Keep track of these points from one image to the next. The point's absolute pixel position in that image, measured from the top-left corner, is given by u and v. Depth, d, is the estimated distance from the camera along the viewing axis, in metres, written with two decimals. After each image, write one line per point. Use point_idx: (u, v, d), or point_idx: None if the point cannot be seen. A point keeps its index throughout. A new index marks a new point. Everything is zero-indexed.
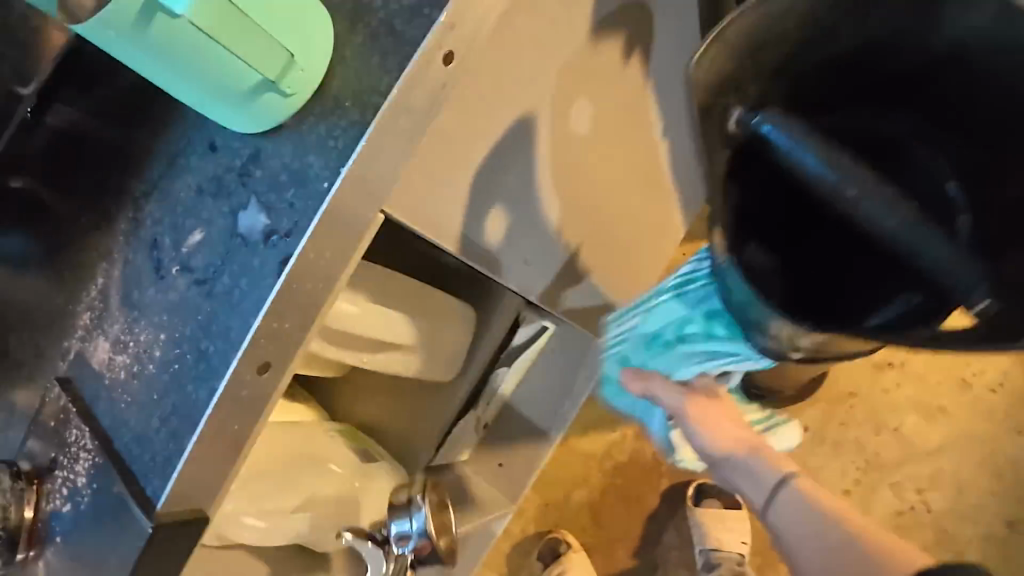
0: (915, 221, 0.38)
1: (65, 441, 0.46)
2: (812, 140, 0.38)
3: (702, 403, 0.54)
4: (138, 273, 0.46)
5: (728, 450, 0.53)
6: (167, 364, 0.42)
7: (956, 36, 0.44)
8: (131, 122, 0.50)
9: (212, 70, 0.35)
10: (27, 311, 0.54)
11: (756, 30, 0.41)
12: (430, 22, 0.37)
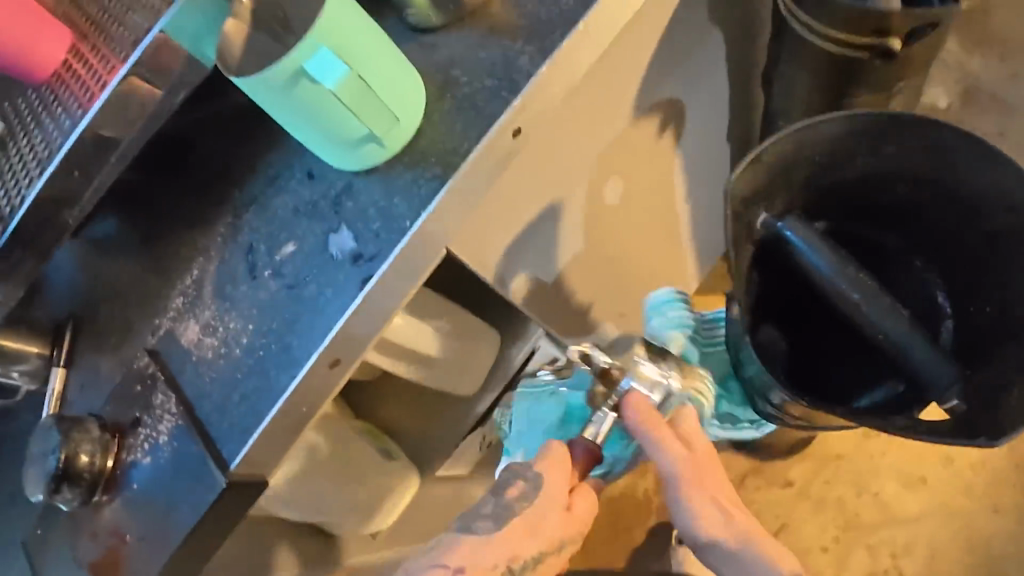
0: (911, 330, 0.56)
1: (150, 404, 0.54)
2: (823, 248, 0.58)
3: (705, 465, 0.57)
4: (232, 271, 0.54)
5: (711, 497, 0.56)
6: (253, 350, 0.50)
7: (927, 175, 0.62)
8: (236, 143, 0.59)
9: (332, 123, 0.44)
10: (119, 287, 0.63)
11: (784, 155, 0.60)
12: (505, 103, 0.48)
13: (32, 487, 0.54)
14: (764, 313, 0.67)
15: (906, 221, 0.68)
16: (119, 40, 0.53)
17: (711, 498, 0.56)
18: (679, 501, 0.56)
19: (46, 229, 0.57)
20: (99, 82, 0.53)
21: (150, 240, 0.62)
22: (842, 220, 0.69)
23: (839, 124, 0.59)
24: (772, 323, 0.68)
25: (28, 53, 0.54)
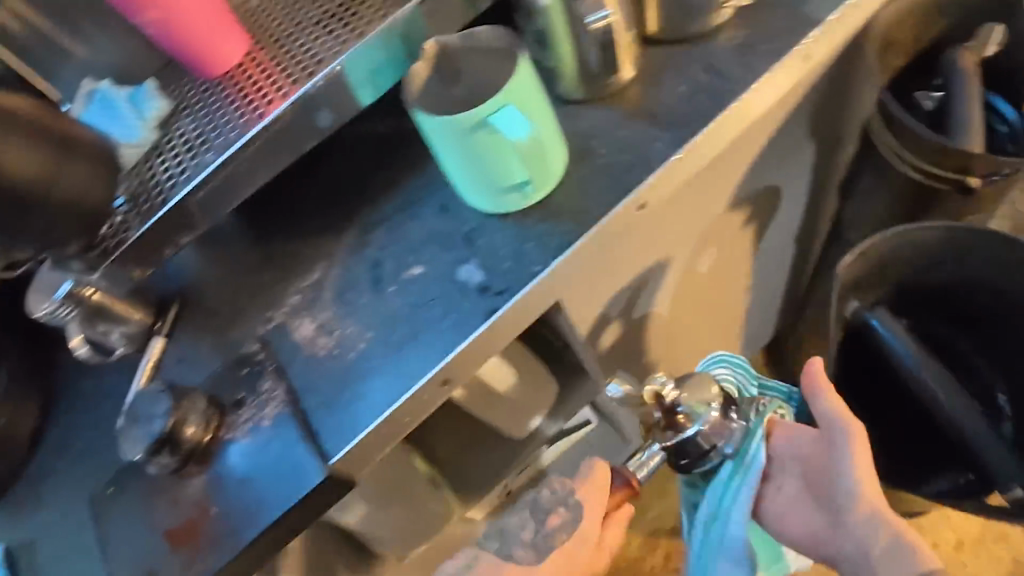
0: (971, 415, 0.71)
1: (257, 387, 0.57)
2: (901, 338, 0.74)
3: (855, 449, 0.56)
4: (356, 280, 0.59)
5: (841, 467, 0.56)
6: (370, 355, 0.55)
7: (998, 284, 0.77)
8: (371, 165, 0.65)
9: (492, 165, 0.50)
10: (228, 273, 0.66)
11: (882, 251, 0.77)
12: (638, 179, 0.55)
13: (128, 448, 0.55)
14: (849, 383, 0.87)
15: (976, 327, 0.84)
16: (300, 52, 0.59)
17: (849, 474, 0.55)
18: (839, 432, 0.57)
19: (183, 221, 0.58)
20: (279, 88, 0.57)
21: (266, 238, 0.65)
22: (927, 315, 0.86)
23: (932, 234, 0.74)
24: (854, 394, 0.87)
25: (207, 53, 0.59)
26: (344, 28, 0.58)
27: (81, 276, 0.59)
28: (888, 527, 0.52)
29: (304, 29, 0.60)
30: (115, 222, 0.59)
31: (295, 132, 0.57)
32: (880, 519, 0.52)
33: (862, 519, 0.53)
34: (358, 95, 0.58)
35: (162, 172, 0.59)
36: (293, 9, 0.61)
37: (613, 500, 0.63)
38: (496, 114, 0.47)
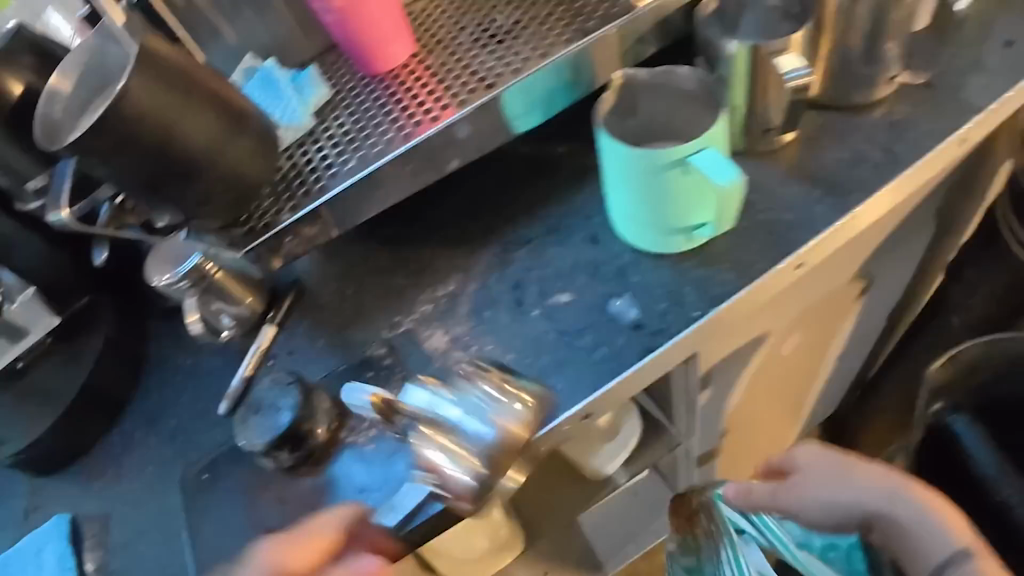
0: None
1: (383, 394, 0.55)
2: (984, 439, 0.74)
3: (869, 465, 0.50)
4: (496, 298, 0.58)
5: (911, 517, 0.45)
6: (511, 378, 0.54)
7: None
8: (513, 185, 0.63)
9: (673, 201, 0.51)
10: (349, 269, 0.64)
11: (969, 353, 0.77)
12: (800, 240, 0.56)
13: (250, 437, 0.52)
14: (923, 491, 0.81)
15: None
16: (473, 65, 0.58)
17: (903, 503, 0.46)
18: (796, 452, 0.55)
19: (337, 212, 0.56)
20: (450, 96, 0.57)
21: (395, 242, 0.64)
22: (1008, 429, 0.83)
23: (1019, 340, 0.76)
24: None
25: (374, 52, 0.59)
26: (520, 48, 0.58)
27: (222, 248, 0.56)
28: (926, 527, 0.45)
29: (477, 43, 0.60)
30: (267, 205, 0.56)
31: (460, 142, 0.57)
32: (902, 526, 0.46)
33: (884, 537, 0.47)
34: (515, 124, 0.58)
35: (321, 162, 0.57)
36: (465, 22, 0.62)
37: (351, 542, 0.48)
38: (694, 155, 0.48)
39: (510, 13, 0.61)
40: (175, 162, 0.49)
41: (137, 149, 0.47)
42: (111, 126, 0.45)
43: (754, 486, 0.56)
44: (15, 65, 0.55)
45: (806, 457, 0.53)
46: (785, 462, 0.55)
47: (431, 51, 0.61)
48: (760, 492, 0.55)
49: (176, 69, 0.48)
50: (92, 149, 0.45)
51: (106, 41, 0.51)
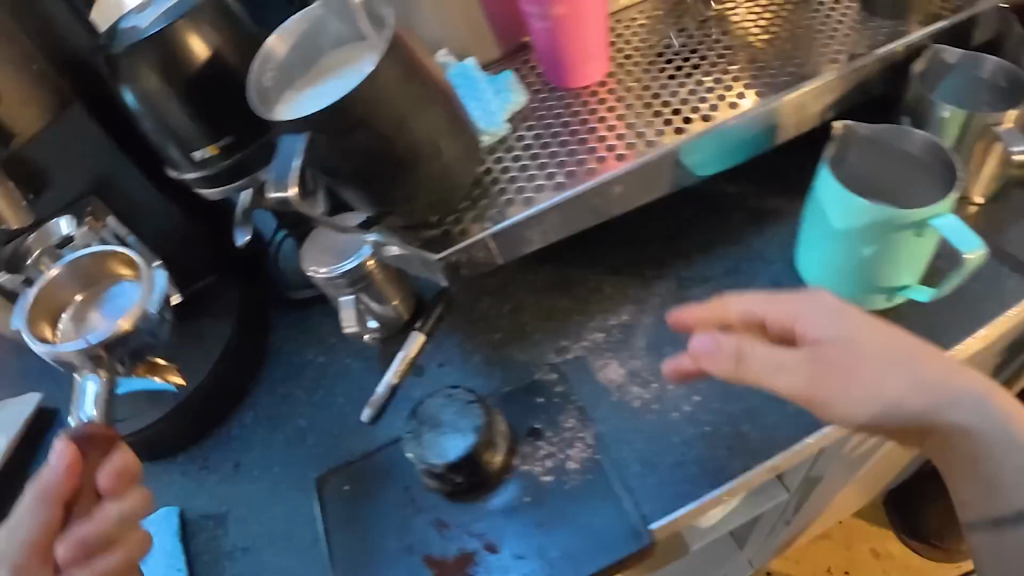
0: None
1: (558, 422, 0.53)
2: None
3: (930, 361, 0.46)
4: (676, 335, 0.56)
5: (986, 436, 0.46)
6: (697, 421, 0.52)
7: None
8: (687, 220, 0.61)
9: (889, 261, 0.50)
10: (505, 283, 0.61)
11: None
12: (995, 314, 0.55)
13: (423, 452, 0.48)
14: None
15: None
16: (676, 98, 0.57)
17: (985, 421, 0.46)
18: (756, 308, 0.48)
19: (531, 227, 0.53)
20: (652, 127, 0.56)
21: (560, 261, 0.61)
22: None
23: None
24: None
25: (577, 65, 0.57)
26: (726, 88, 0.57)
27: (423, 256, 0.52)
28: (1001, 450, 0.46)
29: (677, 76, 0.59)
30: (464, 213, 0.53)
31: (658, 174, 0.55)
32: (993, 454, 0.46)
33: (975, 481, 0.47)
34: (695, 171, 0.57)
35: (520, 175, 0.54)
36: (661, 53, 0.61)
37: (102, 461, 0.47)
38: (936, 221, 0.47)
39: (709, 51, 0.60)
40: (398, 152, 0.45)
41: (367, 132, 0.43)
42: (352, 107, 0.42)
43: (732, 338, 0.46)
44: (205, 31, 0.53)
45: (821, 326, 0.45)
46: (780, 317, 0.47)
47: (627, 76, 0.60)
48: (765, 362, 0.45)
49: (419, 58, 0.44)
50: (325, 124, 0.42)
51: (332, 10, 0.48)
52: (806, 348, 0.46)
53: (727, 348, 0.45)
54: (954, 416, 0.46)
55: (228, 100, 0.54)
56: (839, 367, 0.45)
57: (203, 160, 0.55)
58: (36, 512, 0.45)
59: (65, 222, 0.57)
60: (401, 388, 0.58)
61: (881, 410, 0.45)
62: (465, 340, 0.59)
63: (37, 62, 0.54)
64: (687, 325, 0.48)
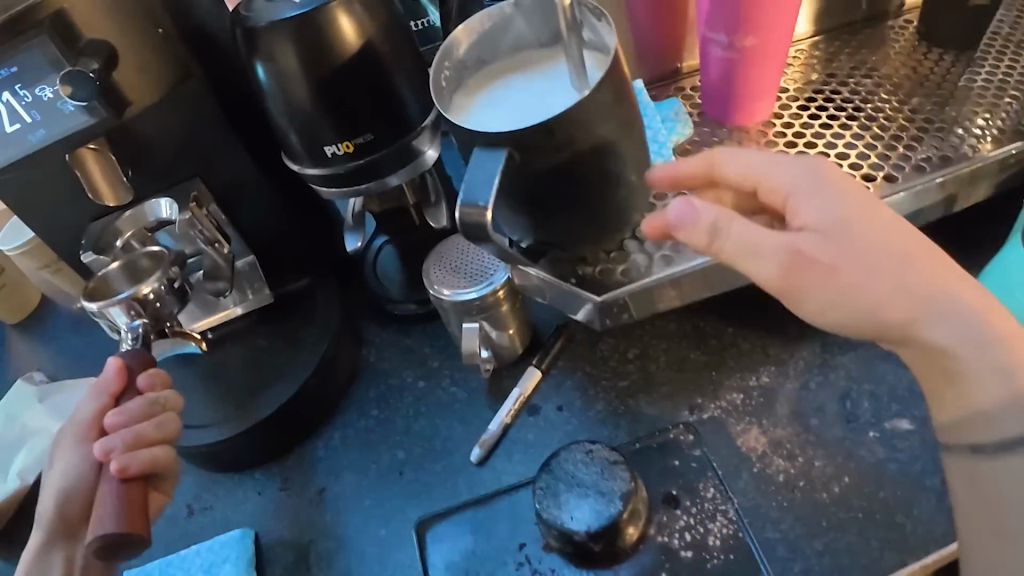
0: None
1: (695, 489, 0.48)
2: None
3: (922, 265, 0.37)
4: (822, 406, 0.51)
5: (974, 358, 0.37)
6: (847, 506, 0.47)
7: None
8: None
9: None
10: (633, 326, 0.57)
11: None
12: None
13: (557, 514, 0.43)
14: None
15: None
16: (851, 153, 0.53)
17: (968, 340, 0.37)
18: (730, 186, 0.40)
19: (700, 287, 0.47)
20: None
21: (694, 311, 0.57)
22: None
23: None
24: None
25: (748, 101, 0.53)
26: (905, 148, 0.53)
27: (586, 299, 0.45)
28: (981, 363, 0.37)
29: (848, 130, 0.55)
30: (625, 254, 0.47)
31: None
32: (959, 357, 0.37)
33: (940, 370, 0.38)
34: None
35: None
36: (825, 102, 0.57)
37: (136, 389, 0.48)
38: None
39: (878, 106, 0.56)
40: (587, 180, 0.41)
41: (567, 156, 0.39)
42: (559, 127, 0.37)
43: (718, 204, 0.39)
44: (355, 14, 0.47)
45: (813, 208, 0.37)
46: (773, 193, 0.39)
47: (795, 124, 0.55)
48: (745, 242, 0.38)
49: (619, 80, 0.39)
50: (526, 143, 0.37)
51: (521, 10, 0.43)
52: (788, 234, 0.38)
53: (707, 221, 0.38)
54: (934, 328, 0.37)
55: (370, 96, 0.49)
56: (821, 266, 0.37)
57: (332, 157, 0.50)
58: (89, 402, 0.48)
59: (167, 204, 0.53)
60: (512, 429, 0.53)
61: (879, 309, 0.37)
62: (585, 383, 0.54)
63: (164, 26, 0.48)
64: (670, 179, 0.42)
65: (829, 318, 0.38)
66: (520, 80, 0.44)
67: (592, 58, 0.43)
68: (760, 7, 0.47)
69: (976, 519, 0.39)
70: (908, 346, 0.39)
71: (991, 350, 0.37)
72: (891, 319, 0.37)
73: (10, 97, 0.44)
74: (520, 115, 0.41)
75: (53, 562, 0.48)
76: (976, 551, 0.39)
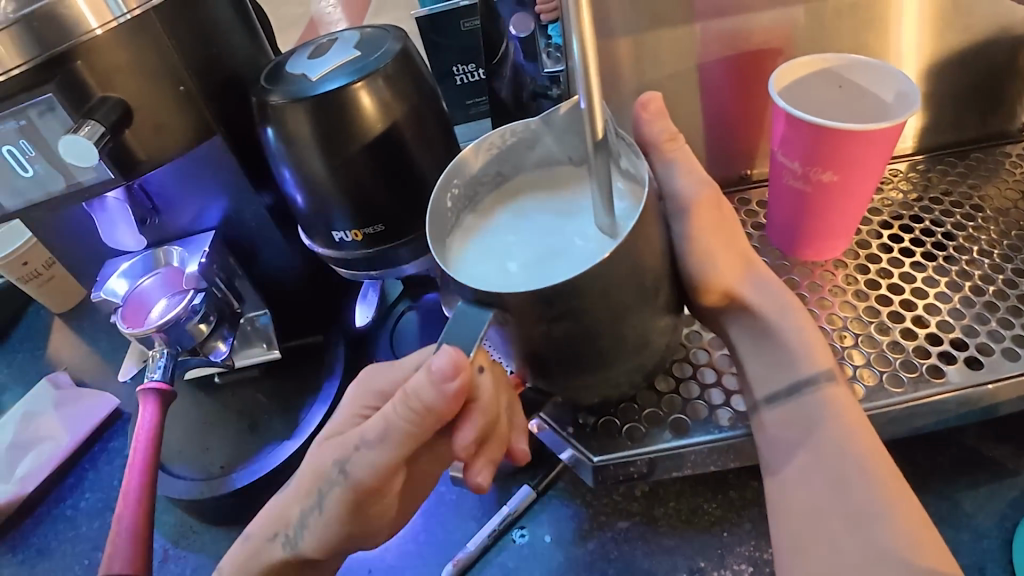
0: None
1: None
2: None
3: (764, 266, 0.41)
4: None
5: (773, 319, 0.38)
6: None
7: None
8: (890, 446, 0.48)
9: None
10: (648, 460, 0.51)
11: None
12: None
13: None
14: None
15: None
16: (934, 319, 0.43)
17: (774, 308, 0.38)
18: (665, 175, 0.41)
19: (717, 458, 0.42)
20: (900, 356, 0.42)
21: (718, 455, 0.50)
22: None
23: None
24: None
25: (826, 238, 0.46)
26: (1002, 320, 0.43)
27: (578, 453, 0.41)
28: (776, 325, 0.38)
29: (936, 286, 0.45)
30: (635, 407, 0.42)
31: (894, 423, 0.41)
32: (759, 318, 0.38)
33: (740, 325, 0.39)
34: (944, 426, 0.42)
35: (719, 380, 0.43)
36: (914, 242, 0.48)
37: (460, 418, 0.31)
38: None
39: (978, 254, 0.46)
40: (591, 348, 0.35)
41: (569, 324, 0.33)
42: (559, 298, 0.32)
43: (675, 127, 0.40)
44: (380, 90, 0.43)
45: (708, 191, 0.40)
46: None
47: (871, 269, 0.47)
48: (677, 164, 0.39)
49: (638, 229, 0.33)
50: (521, 310, 0.32)
51: (550, 128, 0.38)
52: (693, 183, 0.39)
53: (659, 129, 0.39)
54: (746, 288, 0.39)
55: (388, 183, 0.45)
56: (717, 207, 0.38)
57: (341, 242, 0.47)
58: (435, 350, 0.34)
59: (178, 253, 0.52)
60: (493, 551, 0.49)
61: (711, 254, 0.38)
62: (582, 516, 0.50)
63: (185, 83, 0.46)
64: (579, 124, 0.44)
65: (681, 265, 0.38)
66: (538, 203, 0.38)
67: (625, 190, 0.37)
68: (846, 143, 0.40)
69: (782, 520, 0.36)
70: (725, 311, 0.39)
71: (786, 316, 0.38)
72: (716, 265, 0.38)
73: (13, 151, 0.44)
74: (531, 253, 0.35)
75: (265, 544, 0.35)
76: (792, 563, 0.35)
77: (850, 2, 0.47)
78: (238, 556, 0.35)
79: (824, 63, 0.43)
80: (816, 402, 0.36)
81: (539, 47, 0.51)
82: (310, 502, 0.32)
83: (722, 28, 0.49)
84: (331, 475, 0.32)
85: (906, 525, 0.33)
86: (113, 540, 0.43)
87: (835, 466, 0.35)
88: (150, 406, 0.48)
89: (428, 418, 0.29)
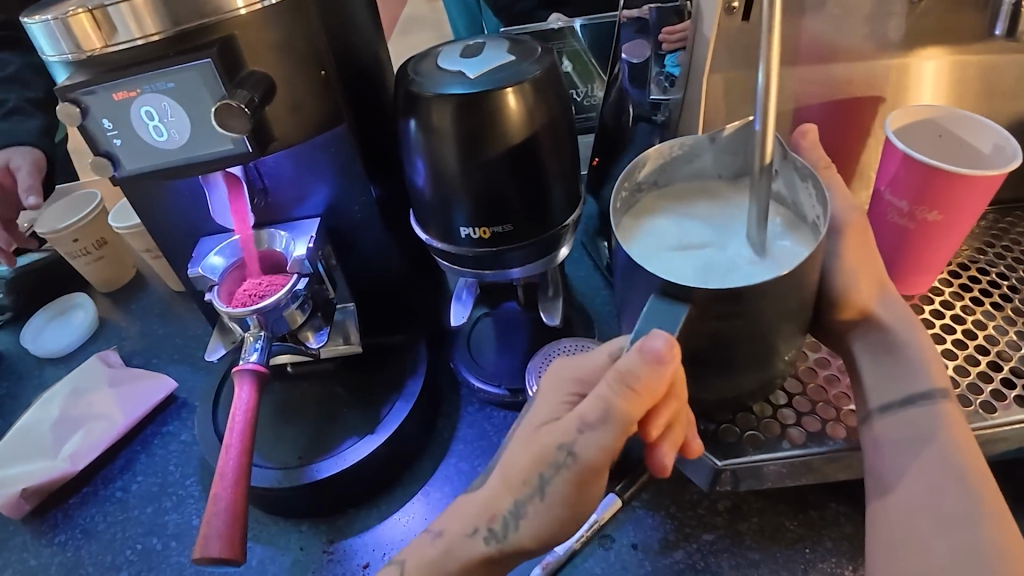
0: None
1: None
2: None
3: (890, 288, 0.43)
4: None
5: (901, 338, 0.41)
6: None
7: None
8: None
9: None
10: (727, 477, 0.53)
11: None
12: None
13: None
14: None
15: None
16: (1014, 354, 0.47)
17: (903, 327, 0.41)
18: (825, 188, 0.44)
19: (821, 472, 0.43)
20: (989, 385, 0.45)
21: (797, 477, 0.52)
22: None
23: None
24: None
25: (915, 271, 0.49)
26: None
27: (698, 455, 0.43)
28: (901, 342, 0.41)
29: (1015, 325, 0.49)
30: (753, 416, 0.44)
31: (986, 446, 0.43)
32: (887, 336, 0.41)
33: (866, 342, 0.42)
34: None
35: (830, 397, 0.45)
36: (991, 285, 0.52)
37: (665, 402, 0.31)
38: None
39: None
40: (743, 349, 0.37)
41: (734, 323, 0.35)
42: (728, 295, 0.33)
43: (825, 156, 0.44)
44: (523, 94, 0.44)
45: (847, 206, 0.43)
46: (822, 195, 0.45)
47: (955, 305, 0.51)
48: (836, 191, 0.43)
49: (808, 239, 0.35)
50: (702, 304, 0.34)
51: (712, 144, 0.40)
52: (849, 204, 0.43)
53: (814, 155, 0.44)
54: (878, 306, 0.42)
55: (518, 185, 0.46)
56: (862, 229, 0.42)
57: (462, 238, 0.48)
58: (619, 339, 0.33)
59: (281, 238, 0.52)
60: (579, 556, 0.49)
61: (852, 271, 0.41)
62: (667, 527, 0.50)
63: (325, 69, 0.46)
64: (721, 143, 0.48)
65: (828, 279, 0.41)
66: (693, 212, 0.40)
67: (775, 211, 0.39)
68: (956, 186, 0.43)
69: (879, 527, 0.38)
70: (855, 328, 0.42)
71: (910, 335, 0.41)
72: (855, 284, 0.41)
73: (151, 110, 0.44)
74: (693, 255, 0.37)
75: (467, 538, 0.34)
76: (884, 563, 0.37)
77: (942, 63, 0.52)
78: (433, 555, 0.35)
79: (930, 113, 0.47)
80: (927, 414, 0.39)
81: (651, 74, 0.53)
82: (530, 488, 0.31)
83: (827, 74, 0.52)
84: (556, 459, 0.31)
85: (999, 536, 0.35)
86: (209, 518, 0.42)
87: (936, 474, 0.37)
88: (247, 387, 0.47)
89: (645, 395, 0.29)
